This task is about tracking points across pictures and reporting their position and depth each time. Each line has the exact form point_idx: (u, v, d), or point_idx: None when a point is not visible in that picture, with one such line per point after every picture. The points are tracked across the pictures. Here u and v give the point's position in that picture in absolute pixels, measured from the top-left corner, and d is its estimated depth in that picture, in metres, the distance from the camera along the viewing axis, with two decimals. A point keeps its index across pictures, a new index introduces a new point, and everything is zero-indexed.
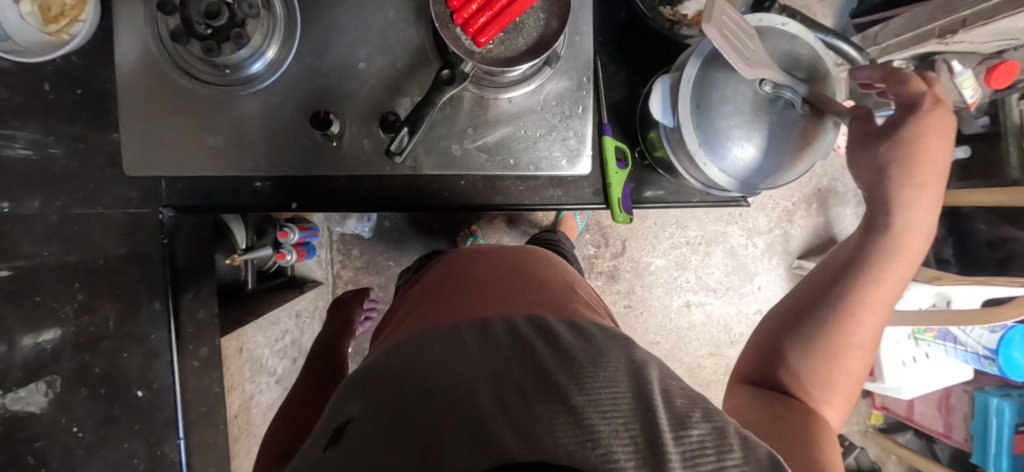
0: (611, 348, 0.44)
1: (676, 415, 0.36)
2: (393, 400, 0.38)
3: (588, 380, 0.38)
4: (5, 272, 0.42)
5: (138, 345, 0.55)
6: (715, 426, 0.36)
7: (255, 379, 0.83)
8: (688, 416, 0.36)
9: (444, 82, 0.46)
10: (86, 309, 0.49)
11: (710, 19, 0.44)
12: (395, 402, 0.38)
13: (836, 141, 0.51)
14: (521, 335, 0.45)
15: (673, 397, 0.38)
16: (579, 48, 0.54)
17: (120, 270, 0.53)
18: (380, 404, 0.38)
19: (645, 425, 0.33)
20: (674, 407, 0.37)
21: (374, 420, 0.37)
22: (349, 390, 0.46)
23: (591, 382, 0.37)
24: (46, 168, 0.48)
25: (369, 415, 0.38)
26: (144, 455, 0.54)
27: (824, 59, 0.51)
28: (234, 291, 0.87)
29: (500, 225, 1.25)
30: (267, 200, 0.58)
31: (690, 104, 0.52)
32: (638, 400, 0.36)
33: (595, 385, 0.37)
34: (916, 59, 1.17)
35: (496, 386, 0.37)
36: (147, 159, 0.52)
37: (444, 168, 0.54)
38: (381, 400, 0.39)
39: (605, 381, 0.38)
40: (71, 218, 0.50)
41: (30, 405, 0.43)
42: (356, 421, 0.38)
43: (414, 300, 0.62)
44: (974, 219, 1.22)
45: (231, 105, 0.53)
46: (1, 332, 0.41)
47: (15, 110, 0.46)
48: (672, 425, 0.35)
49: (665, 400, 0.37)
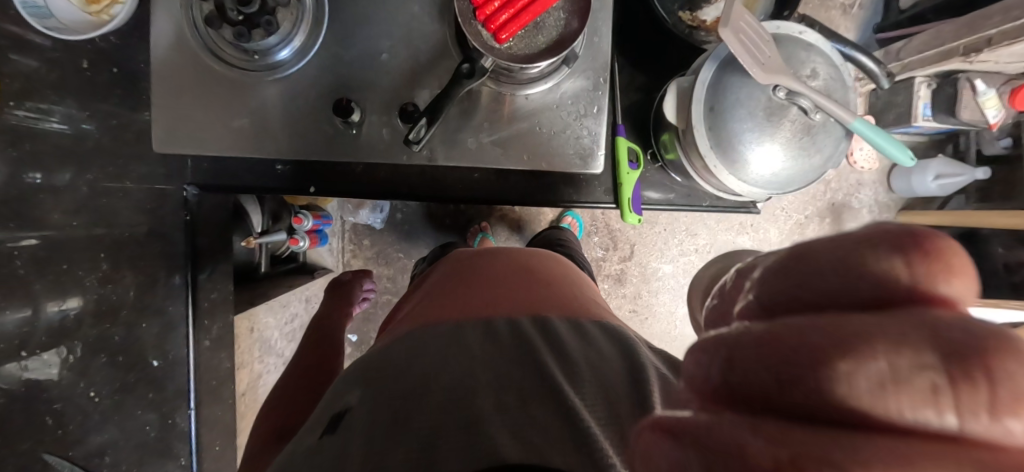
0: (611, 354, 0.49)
1: None
2: (399, 393, 0.43)
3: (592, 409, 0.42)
4: (35, 240, 0.47)
5: (156, 317, 0.57)
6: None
7: (264, 359, 0.84)
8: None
9: (465, 75, 0.47)
10: (110, 279, 0.53)
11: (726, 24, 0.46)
12: (401, 396, 0.43)
13: (847, 150, 0.52)
14: (530, 343, 0.48)
15: None
16: (597, 49, 0.55)
17: (143, 244, 0.56)
18: (396, 413, 0.42)
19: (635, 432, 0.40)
20: None
21: (377, 410, 0.42)
22: (352, 376, 0.50)
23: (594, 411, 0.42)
24: (77, 142, 0.52)
25: (368, 407, 0.43)
26: (154, 423, 0.56)
27: (841, 69, 0.52)
28: (248, 273, 0.89)
29: (511, 223, 1.26)
30: (288, 184, 0.60)
31: (703, 106, 0.52)
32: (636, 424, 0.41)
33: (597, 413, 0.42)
34: (939, 76, 1.16)
35: (497, 390, 0.43)
36: (177, 138, 0.54)
37: (458, 159, 0.56)
38: (387, 390, 0.44)
39: (597, 389, 0.44)
40: (99, 191, 0.52)
41: (44, 375, 0.47)
42: (355, 411, 0.44)
43: (421, 292, 0.64)
44: (991, 242, 1.20)
45: (258, 90, 0.55)
46: (27, 296, 0.46)
47: (53, 85, 0.51)
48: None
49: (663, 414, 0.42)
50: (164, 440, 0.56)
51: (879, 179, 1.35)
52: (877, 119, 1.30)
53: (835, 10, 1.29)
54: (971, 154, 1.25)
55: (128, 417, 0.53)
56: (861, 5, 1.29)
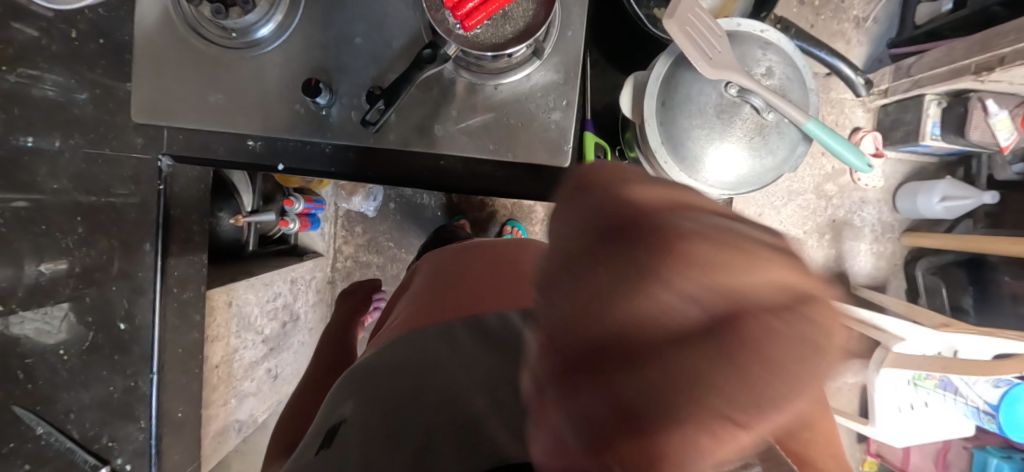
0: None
1: None
2: (393, 402, 0.43)
3: None
4: (23, 203, 0.49)
5: (126, 281, 0.57)
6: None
7: (241, 334, 0.85)
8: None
9: (425, 60, 0.48)
10: (85, 242, 0.53)
11: (673, 16, 0.46)
12: (397, 406, 0.43)
13: (806, 154, 0.52)
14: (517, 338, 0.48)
15: None
16: (570, 42, 0.55)
17: (118, 209, 0.56)
18: (388, 425, 0.42)
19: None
20: None
21: (374, 424, 0.42)
22: (346, 384, 0.49)
23: None
24: (60, 111, 0.52)
25: (365, 420, 0.43)
26: (118, 385, 0.57)
27: (802, 69, 0.52)
28: (233, 251, 0.91)
29: (503, 220, 1.26)
30: (259, 160, 0.61)
31: (657, 101, 0.52)
32: None
33: None
34: (951, 96, 1.12)
35: (490, 389, 0.43)
36: (156, 110, 0.58)
37: (425, 145, 0.56)
38: (383, 402, 0.44)
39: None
40: (81, 157, 0.54)
41: (30, 333, 0.50)
42: (353, 425, 0.43)
43: (411, 293, 0.63)
44: (999, 270, 1.16)
45: (236, 65, 0.57)
46: (8, 254, 0.48)
47: (50, 56, 0.52)
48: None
49: None
50: (126, 402, 0.58)
51: (884, 198, 1.31)
52: (886, 137, 1.27)
53: (847, 23, 1.26)
54: (983, 177, 1.21)
55: (93, 378, 0.55)
56: (876, 20, 1.26)
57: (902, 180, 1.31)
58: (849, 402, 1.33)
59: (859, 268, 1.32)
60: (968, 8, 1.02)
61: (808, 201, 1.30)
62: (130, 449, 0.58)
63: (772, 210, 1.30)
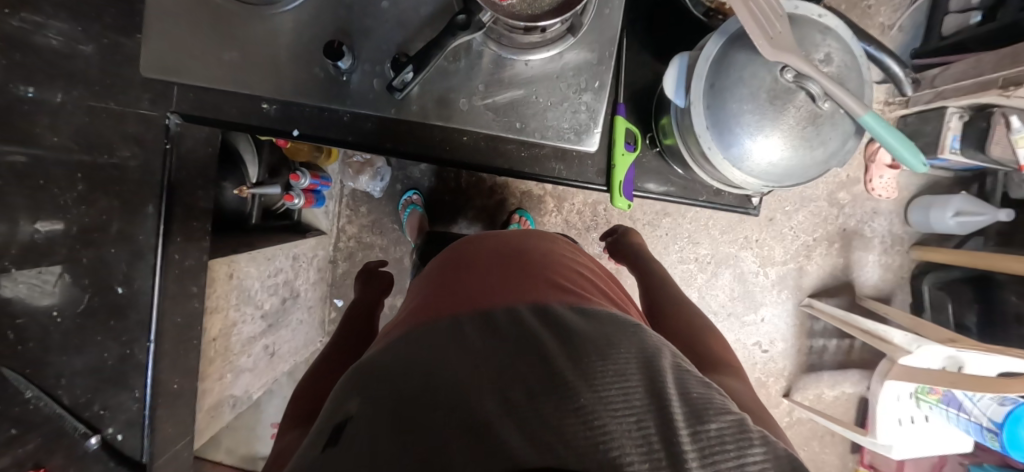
0: (622, 333, 0.39)
1: (693, 407, 0.33)
2: (399, 394, 0.33)
3: (598, 375, 0.34)
4: (21, 157, 0.44)
5: (124, 243, 0.53)
6: (735, 417, 0.33)
7: (241, 308, 0.83)
8: (706, 408, 0.33)
9: (459, 26, 0.46)
10: (84, 200, 0.49)
11: None
12: (406, 396, 0.33)
13: (856, 148, 0.50)
14: (521, 320, 0.41)
15: (690, 386, 0.35)
16: (606, 21, 0.54)
17: (123, 168, 0.53)
18: (385, 406, 0.33)
19: (658, 430, 0.30)
20: (691, 396, 0.34)
21: (379, 419, 0.32)
22: (344, 381, 0.39)
23: (600, 377, 0.34)
24: (70, 60, 0.49)
25: (370, 408, 0.33)
26: (113, 351, 0.53)
27: (857, 58, 0.49)
28: (239, 223, 0.88)
29: (512, 209, 1.24)
30: (273, 124, 0.60)
31: (704, 84, 0.51)
32: (653, 393, 0.33)
33: (605, 380, 0.33)
34: (973, 108, 1.10)
35: (498, 388, 0.33)
36: (162, 63, 0.55)
37: (449, 119, 0.54)
38: (389, 391, 0.34)
39: (614, 374, 0.34)
40: (84, 110, 0.50)
41: (31, 293, 0.46)
42: (359, 420, 0.32)
43: (416, 288, 0.55)
44: (1006, 290, 1.09)
45: (253, 22, 0.56)
46: (4, 209, 0.42)
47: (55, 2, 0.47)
48: (688, 419, 0.32)
49: (680, 388, 0.34)
50: (119, 370, 0.53)
51: (895, 210, 1.30)
52: None
53: (872, 30, 1.24)
54: (997, 195, 1.19)
55: (87, 343, 0.50)
56: (901, 28, 1.23)
57: (916, 192, 1.29)
58: (846, 412, 1.33)
59: (866, 278, 1.31)
60: (996, 22, 1.00)
61: (821, 208, 1.28)
62: (122, 418, 0.54)
63: (783, 215, 1.28)
